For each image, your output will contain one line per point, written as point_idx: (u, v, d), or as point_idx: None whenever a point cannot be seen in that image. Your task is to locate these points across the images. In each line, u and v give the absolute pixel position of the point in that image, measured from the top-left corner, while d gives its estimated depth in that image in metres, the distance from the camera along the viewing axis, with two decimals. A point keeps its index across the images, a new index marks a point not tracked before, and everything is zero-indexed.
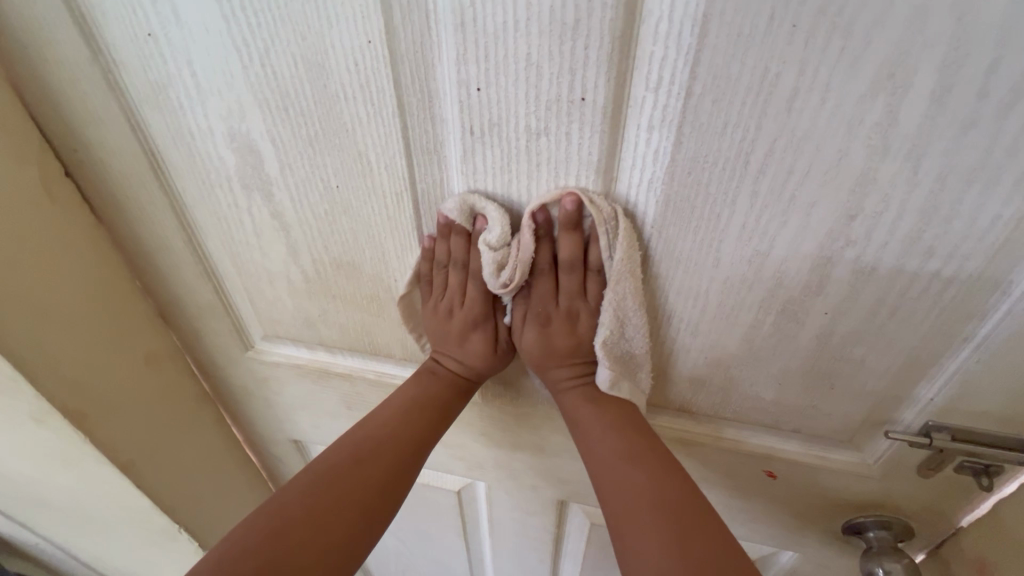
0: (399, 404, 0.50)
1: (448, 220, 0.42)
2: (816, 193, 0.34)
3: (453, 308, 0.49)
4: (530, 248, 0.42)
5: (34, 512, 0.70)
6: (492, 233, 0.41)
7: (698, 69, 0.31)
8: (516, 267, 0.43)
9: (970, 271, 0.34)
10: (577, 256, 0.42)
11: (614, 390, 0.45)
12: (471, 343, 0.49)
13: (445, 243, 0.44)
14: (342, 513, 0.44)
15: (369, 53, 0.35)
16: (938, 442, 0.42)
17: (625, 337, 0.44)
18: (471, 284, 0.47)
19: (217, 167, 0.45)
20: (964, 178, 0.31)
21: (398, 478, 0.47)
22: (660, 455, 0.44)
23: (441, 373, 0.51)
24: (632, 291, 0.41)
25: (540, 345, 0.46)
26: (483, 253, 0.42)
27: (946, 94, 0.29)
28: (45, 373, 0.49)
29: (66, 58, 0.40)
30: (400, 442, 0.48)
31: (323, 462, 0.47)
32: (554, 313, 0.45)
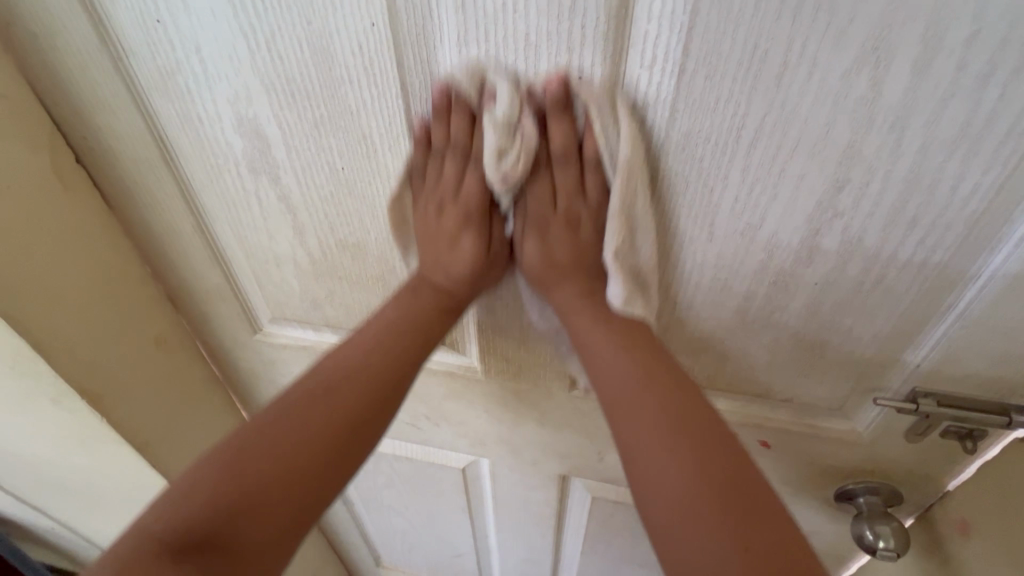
0: (382, 326, 0.46)
1: (448, 95, 0.38)
2: (804, 166, 0.35)
3: (444, 205, 0.44)
4: (534, 136, 0.38)
5: (51, 495, 0.73)
6: (499, 109, 0.37)
7: (690, 46, 0.32)
8: (519, 156, 0.39)
9: (952, 239, 0.36)
10: (572, 149, 0.39)
11: (627, 307, 0.43)
12: (465, 255, 0.45)
13: (444, 128, 0.40)
14: (317, 444, 0.43)
15: (373, 36, 0.36)
16: (924, 407, 0.43)
17: (635, 245, 0.41)
18: (468, 175, 0.42)
19: (225, 151, 0.46)
20: (945, 149, 0.32)
21: (380, 410, 0.45)
22: (663, 375, 0.42)
23: (427, 288, 0.47)
24: (643, 186, 0.38)
25: (541, 257, 0.44)
26: (487, 132, 0.38)
27: (927, 68, 0.30)
28: (62, 354, 0.51)
29: (76, 46, 0.41)
30: (384, 368, 0.46)
31: (304, 385, 0.45)
32: (552, 220, 0.43)
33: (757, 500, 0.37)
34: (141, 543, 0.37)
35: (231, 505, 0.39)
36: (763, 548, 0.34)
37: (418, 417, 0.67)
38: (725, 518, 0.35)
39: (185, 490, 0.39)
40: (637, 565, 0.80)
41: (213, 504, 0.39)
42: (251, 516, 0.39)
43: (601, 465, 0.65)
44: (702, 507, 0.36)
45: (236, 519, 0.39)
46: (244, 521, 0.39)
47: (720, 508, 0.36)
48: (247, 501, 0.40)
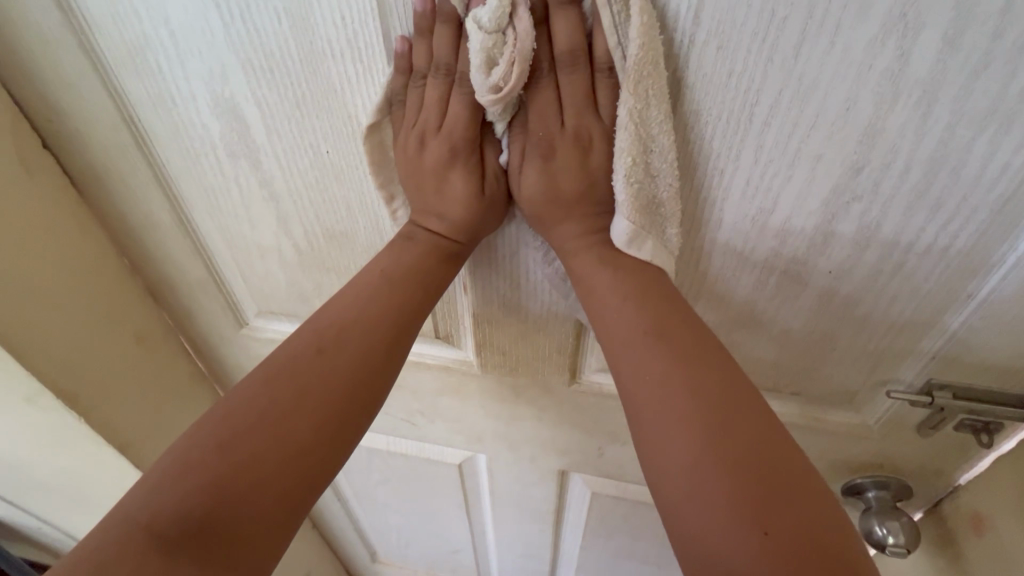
0: (368, 281, 0.41)
1: (432, 1, 0.33)
2: (822, 145, 0.33)
3: (427, 138, 0.39)
4: (530, 36, 0.33)
5: (32, 497, 0.70)
6: (486, 9, 0.32)
7: (701, 14, 0.30)
8: (512, 64, 0.33)
9: (977, 224, 0.34)
10: (579, 47, 0.34)
11: (634, 246, 0.37)
12: (453, 189, 0.40)
13: (427, 43, 0.35)
14: (302, 413, 0.38)
15: (357, 6, 0.33)
16: (938, 400, 0.42)
17: (650, 171, 0.35)
18: (454, 99, 0.37)
19: (201, 134, 0.43)
20: (974, 125, 0.30)
21: (372, 371, 0.40)
22: (689, 330, 0.36)
23: (421, 237, 0.42)
24: (659, 92, 0.32)
25: (543, 185, 0.38)
26: (472, 37, 0.32)
27: (959, 34, 0.27)
28: (34, 354, 0.48)
29: (34, 18, 0.38)
30: (371, 330, 0.40)
31: (281, 356, 0.39)
32: (557, 141, 0.37)
33: (807, 471, 0.32)
34: (116, 539, 0.32)
35: (214, 488, 0.34)
36: (817, 521, 0.30)
37: (412, 412, 0.65)
38: (774, 483, 0.31)
39: (153, 484, 0.34)
40: (637, 560, 0.78)
41: (185, 497, 0.34)
42: (239, 499, 0.35)
43: (601, 461, 0.63)
44: (748, 482, 0.31)
45: (222, 504, 0.34)
46: (232, 504, 0.34)
47: (768, 480, 0.31)
48: (232, 481, 0.35)
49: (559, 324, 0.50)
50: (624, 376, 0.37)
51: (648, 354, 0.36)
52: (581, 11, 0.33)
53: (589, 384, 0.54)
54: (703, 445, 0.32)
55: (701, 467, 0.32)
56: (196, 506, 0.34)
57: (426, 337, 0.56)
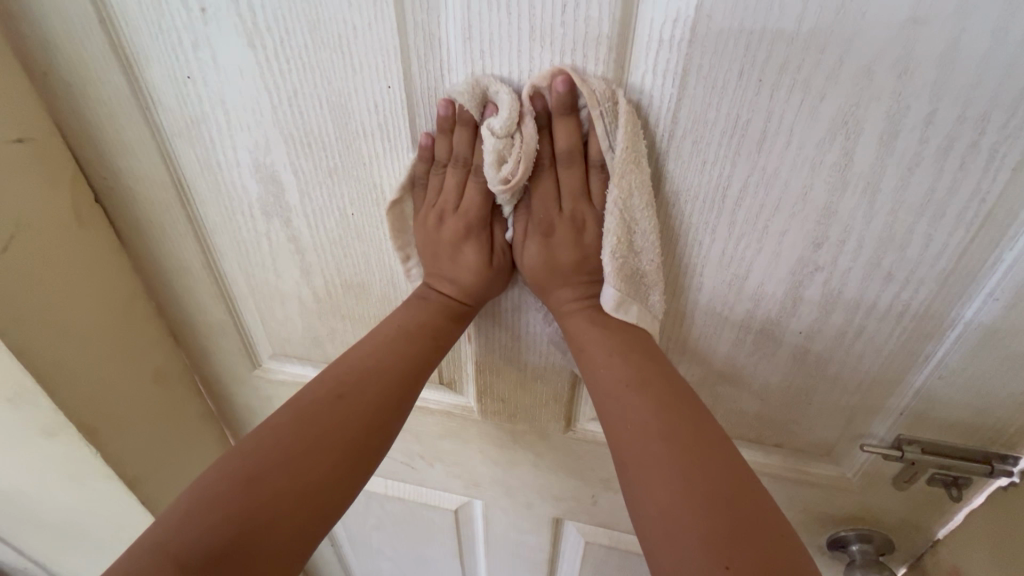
0: (386, 333, 0.45)
1: (452, 107, 0.39)
2: (786, 223, 0.38)
3: (444, 216, 0.44)
4: (534, 139, 0.38)
5: (33, 532, 0.71)
6: (498, 118, 0.37)
7: (679, 114, 0.35)
8: (519, 161, 0.39)
9: (925, 294, 0.38)
10: (576, 148, 0.39)
11: (621, 311, 0.42)
12: (464, 258, 0.45)
13: (447, 139, 0.41)
14: (321, 454, 0.41)
15: (388, 97, 0.39)
16: (909, 454, 0.45)
17: (633, 248, 0.40)
18: (469, 184, 0.43)
19: (240, 194, 0.48)
20: (913, 212, 0.35)
21: (385, 416, 0.44)
22: (670, 383, 0.40)
23: (433, 296, 0.46)
24: (641, 185, 0.37)
25: (544, 259, 0.42)
26: (486, 140, 0.38)
27: (892, 139, 0.33)
28: (64, 389, 0.51)
29: (107, 94, 0.44)
30: (385, 377, 0.44)
31: (303, 399, 0.43)
32: (555, 222, 0.42)
33: (776, 515, 0.35)
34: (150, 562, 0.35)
35: (237, 521, 0.37)
36: (782, 561, 0.33)
37: (412, 456, 0.67)
38: (752, 532, 0.34)
39: (184, 514, 0.37)
40: None
41: (214, 525, 0.37)
42: (259, 531, 0.38)
43: (595, 509, 0.65)
44: (721, 523, 0.34)
45: (243, 534, 0.37)
46: (253, 536, 0.37)
47: (739, 522, 0.34)
48: (254, 516, 0.38)
49: (556, 374, 0.53)
50: (615, 428, 0.40)
51: (633, 404, 0.39)
52: (579, 118, 0.38)
53: (583, 432, 0.57)
54: (686, 494, 0.35)
55: (679, 509, 0.35)
56: (221, 537, 0.37)
57: (432, 382, 0.59)
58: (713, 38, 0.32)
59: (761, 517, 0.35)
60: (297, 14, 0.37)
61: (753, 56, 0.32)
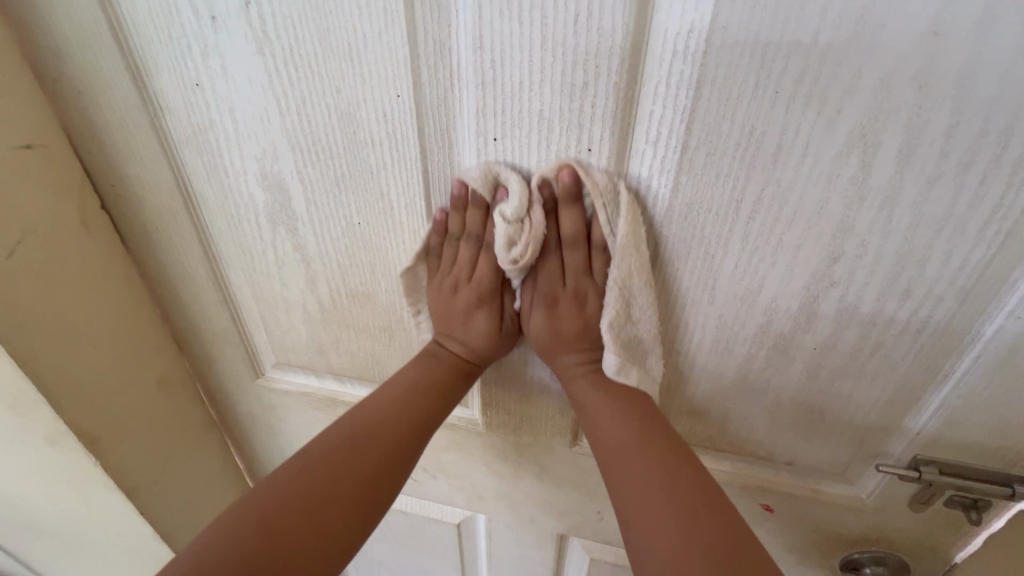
0: (400, 386, 0.48)
1: (466, 188, 0.41)
2: (800, 238, 0.37)
3: (458, 285, 0.47)
4: (542, 224, 0.41)
5: (32, 539, 0.70)
6: (510, 205, 0.40)
7: (692, 126, 0.35)
8: (528, 244, 0.41)
9: (944, 310, 0.37)
10: (580, 233, 0.42)
11: (621, 374, 0.44)
12: (475, 323, 0.47)
13: (460, 216, 0.43)
14: (334, 503, 0.43)
15: (398, 106, 0.39)
16: (926, 475, 0.44)
17: (632, 319, 0.43)
18: (481, 259, 0.45)
19: (247, 203, 0.48)
20: (932, 227, 0.34)
21: (397, 466, 0.46)
22: (669, 444, 0.42)
23: (444, 354, 0.49)
24: (640, 267, 0.40)
25: (549, 329, 0.45)
26: (498, 225, 0.41)
27: (912, 153, 0.32)
28: (66, 397, 0.51)
29: (117, 101, 0.44)
30: (399, 429, 0.46)
31: (320, 445, 0.45)
32: (560, 294, 0.44)
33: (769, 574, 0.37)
34: None
35: (253, 562, 0.39)
36: None
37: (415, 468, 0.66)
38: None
39: (204, 552, 0.39)
40: None
41: (230, 565, 0.39)
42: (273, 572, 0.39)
43: (600, 525, 0.64)
44: None
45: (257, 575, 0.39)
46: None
47: None
48: (270, 558, 0.39)
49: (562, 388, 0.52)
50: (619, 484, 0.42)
51: (635, 464, 0.42)
52: (584, 205, 0.41)
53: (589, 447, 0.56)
54: (684, 552, 0.37)
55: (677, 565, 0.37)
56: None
57: None
58: (728, 49, 0.32)
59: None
60: (307, 22, 0.37)
61: (769, 67, 0.32)
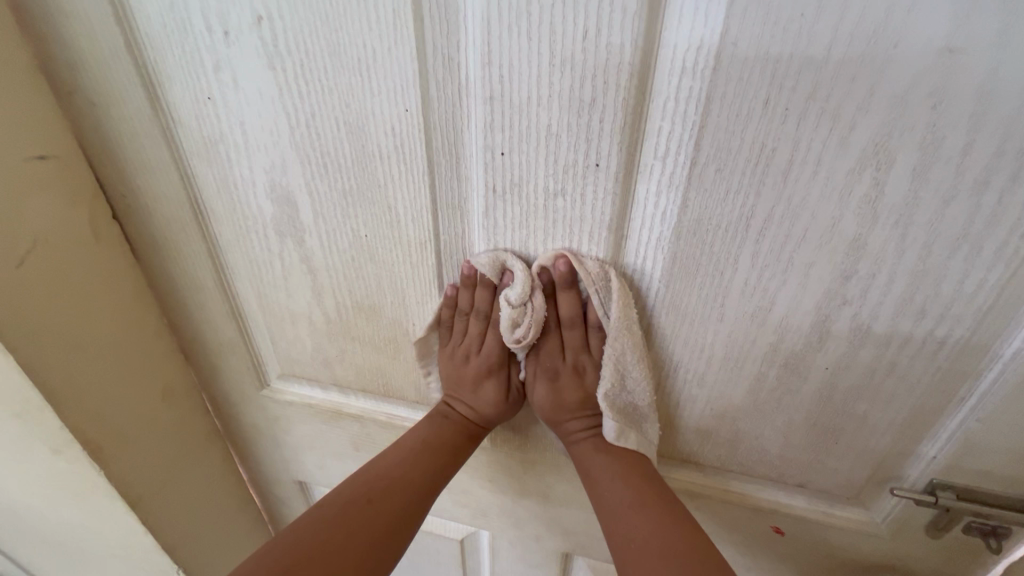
0: (412, 445, 0.50)
1: (474, 271, 0.45)
2: (813, 255, 0.36)
3: (469, 356, 0.50)
4: (542, 307, 0.45)
5: (34, 547, 0.70)
6: (513, 290, 0.44)
7: (702, 142, 0.34)
8: (530, 325, 0.45)
9: (961, 331, 0.36)
10: (577, 314, 0.45)
11: (621, 440, 0.46)
12: (483, 391, 0.50)
13: (470, 295, 0.47)
14: (345, 556, 0.43)
15: (406, 120, 0.39)
16: (943, 500, 0.42)
17: (627, 389, 0.45)
18: (488, 334, 0.49)
19: (255, 215, 0.48)
20: (948, 246, 0.34)
21: (407, 521, 0.47)
22: (667, 503, 0.44)
23: (452, 418, 0.51)
24: (632, 345, 0.43)
25: (551, 400, 0.47)
26: (503, 308, 0.44)
27: (927, 171, 0.32)
28: (72, 406, 0.51)
29: (130, 114, 0.45)
30: (410, 485, 0.48)
31: (337, 499, 0.47)
32: (560, 368, 0.48)
33: None
34: None
35: None
36: None
37: None
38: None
39: None
40: None
41: None
42: None
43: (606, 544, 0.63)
44: None
45: None
46: None
47: None
48: None
49: None
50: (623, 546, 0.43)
51: (633, 523, 0.43)
52: (580, 291, 0.44)
53: None
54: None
55: None
56: None
57: None
58: (737, 65, 0.31)
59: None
60: (317, 38, 0.37)
61: (779, 84, 0.31)
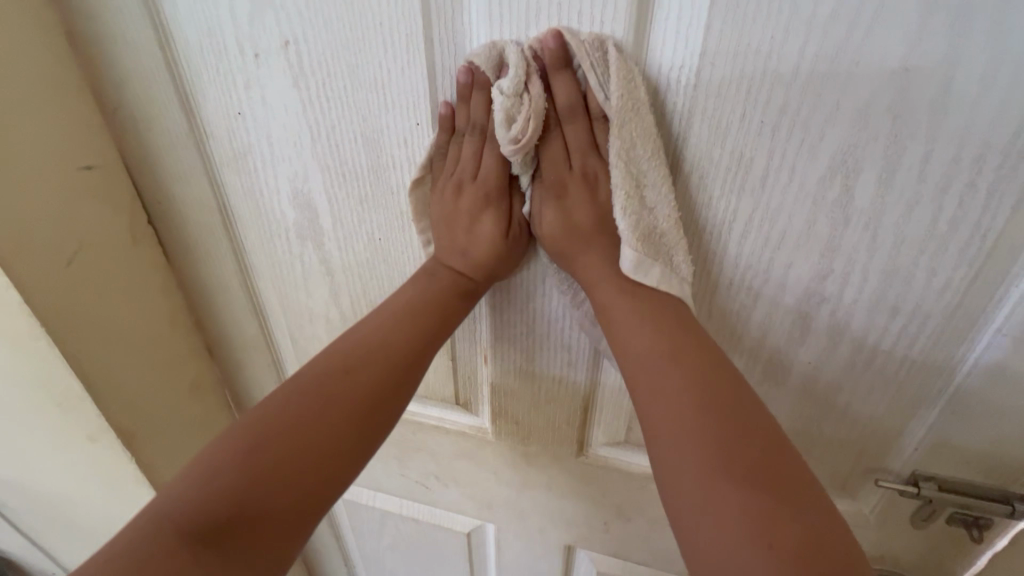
0: (395, 310, 0.45)
1: (469, 76, 0.38)
2: (791, 256, 0.39)
3: (462, 185, 0.43)
4: (542, 96, 0.38)
5: (66, 535, 0.74)
6: (507, 78, 0.37)
7: (686, 150, 0.38)
8: (528, 119, 0.38)
9: (933, 325, 0.39)
10: (577, 101, 0.38)
11: (641, 274, 0.39)
12: (480, 228, 0.43)
13: (465, 108, 0.40)
14: (325, 424, 0.42)
15: (418, 133, 0.43)
16: (925, 491, 0.44)
17: (647, 205, 0.39)
18: (486, 152, 0.42)
19: (278, 218, 0.52)
20: (915, 247, 0.36)
21: (390, 384, 0.44)
22: (703, 353, 0.38)
23: (442, 276, 0.46)
24: (643, 131, 0.36)
25: (560, 220, 0.41)
26: (494, 100, 0.37)
27: (891, 178, 0.35)
28: (108, 396, 0.55)
29: (167, 127, 0.49)
30: (392, 351, 0.45)
31: (310, 374, 0.43)
32: (569, 178, 0.41)
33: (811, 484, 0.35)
34: (158, 528, 0.37)
35: (241, 491, 0.39)
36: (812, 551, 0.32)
37: (427, 475, 0.69)
38: (788, 526, 0.32)
39: (193, 479, 0.39)
40: None
41: (221, 493, 0.39)
42: (263, 502, 0.39)
43: (607, 536, 0.65)
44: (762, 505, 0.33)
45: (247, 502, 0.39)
46: (257, 505, 0.39)
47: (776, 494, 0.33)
48: (258, 486, 0.39)
49: (568, 394, 0.55)
50: (655, 423, 0.37)
51: (666, 380, 0.37)
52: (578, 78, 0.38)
53: (596, 457, 0.58)
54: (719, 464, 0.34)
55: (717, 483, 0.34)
56: (226, 507, 0.38)
57: (448, 403, 0.62)
58: (716, 82, 0.35)
59: (799, 511, 0.33)
60: (338, 59, 0.41)
61: (754, 99, 0.34)
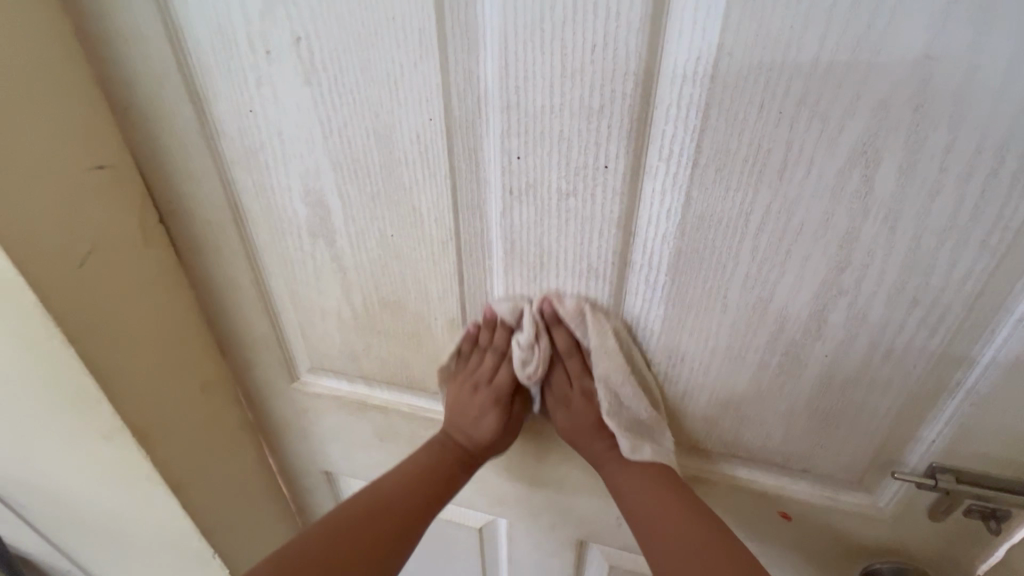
0: (419, 466, 0.56)
1: (493, 316, 0.52)
2: (809, 247, 0.39)
3: (479, 386, 0.54)
4: (547, 348, 0.50)
5: (80, 532, 0.75)
6: (523, 334, 0.50)
7: (702, 144, 0.37)
8: (539, 360, 0.50)
9: (953, 317, 0.38)
10: (572, 345, 0.51)
11: (636, 453, 0.50)
12: (491, 420, 0.54)
13: (488, 334, 0.53)
14: (362, 542, 0.50)
15: (430, 128, 0.43)
16: (943, 483, 0.44)
17: (624, 405, 0.50)
18: (503, 368, 0.53)
19: (290, 217, 0.52)
20: (936, 237, 0.36)
21: (414, 519, 0.53)
22: (681, 493, 0.48)
23: (457, 446, 0.56)
24: (617, 367, 0.49)
25: (568, 422, 0.52)
26: (514, 350, 0.50)
27: (913, 167, 0.34)
28: (121, 394, 0.55)
29: (178, 127, 0.49)
30: (417, 491, 0.54)
31: (350, 506, 0.52)
32: (570, 395, 0.52)
33: None
34: None
35: None
36: None
37: None
38: None
39: None
40: None
41: None
42: None
43: (620, 530, 0.65)
44: None
45: None
46: None
47: None
48: None
49: None
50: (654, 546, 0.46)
51: (655, 510, 0.48)
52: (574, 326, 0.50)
53: None
54: None
55: None
56: None
57: None
58: (734, 72, 0.34)
59: None
60: (350, 56, 0.41)
61: (773, 89, 0.34)
